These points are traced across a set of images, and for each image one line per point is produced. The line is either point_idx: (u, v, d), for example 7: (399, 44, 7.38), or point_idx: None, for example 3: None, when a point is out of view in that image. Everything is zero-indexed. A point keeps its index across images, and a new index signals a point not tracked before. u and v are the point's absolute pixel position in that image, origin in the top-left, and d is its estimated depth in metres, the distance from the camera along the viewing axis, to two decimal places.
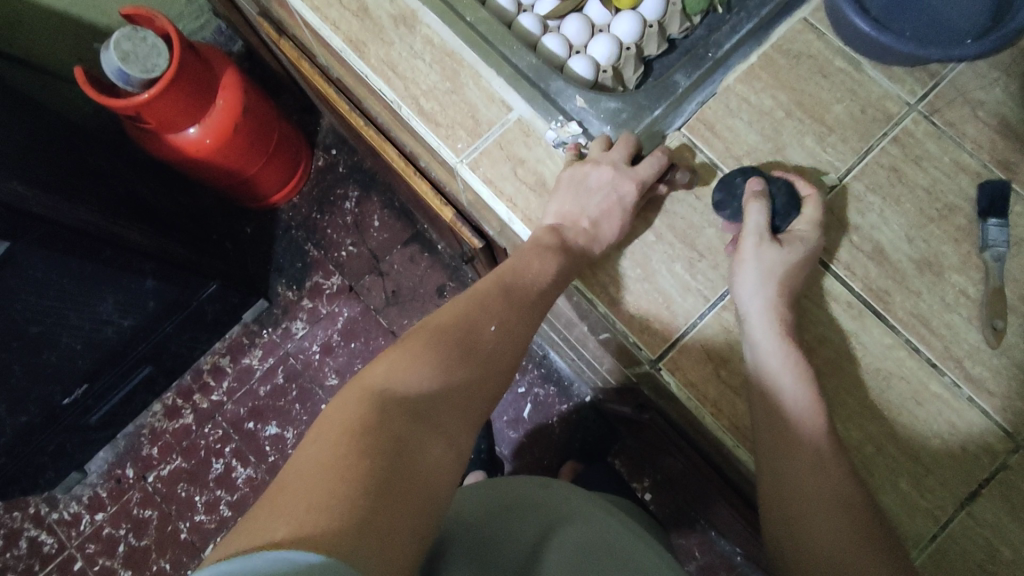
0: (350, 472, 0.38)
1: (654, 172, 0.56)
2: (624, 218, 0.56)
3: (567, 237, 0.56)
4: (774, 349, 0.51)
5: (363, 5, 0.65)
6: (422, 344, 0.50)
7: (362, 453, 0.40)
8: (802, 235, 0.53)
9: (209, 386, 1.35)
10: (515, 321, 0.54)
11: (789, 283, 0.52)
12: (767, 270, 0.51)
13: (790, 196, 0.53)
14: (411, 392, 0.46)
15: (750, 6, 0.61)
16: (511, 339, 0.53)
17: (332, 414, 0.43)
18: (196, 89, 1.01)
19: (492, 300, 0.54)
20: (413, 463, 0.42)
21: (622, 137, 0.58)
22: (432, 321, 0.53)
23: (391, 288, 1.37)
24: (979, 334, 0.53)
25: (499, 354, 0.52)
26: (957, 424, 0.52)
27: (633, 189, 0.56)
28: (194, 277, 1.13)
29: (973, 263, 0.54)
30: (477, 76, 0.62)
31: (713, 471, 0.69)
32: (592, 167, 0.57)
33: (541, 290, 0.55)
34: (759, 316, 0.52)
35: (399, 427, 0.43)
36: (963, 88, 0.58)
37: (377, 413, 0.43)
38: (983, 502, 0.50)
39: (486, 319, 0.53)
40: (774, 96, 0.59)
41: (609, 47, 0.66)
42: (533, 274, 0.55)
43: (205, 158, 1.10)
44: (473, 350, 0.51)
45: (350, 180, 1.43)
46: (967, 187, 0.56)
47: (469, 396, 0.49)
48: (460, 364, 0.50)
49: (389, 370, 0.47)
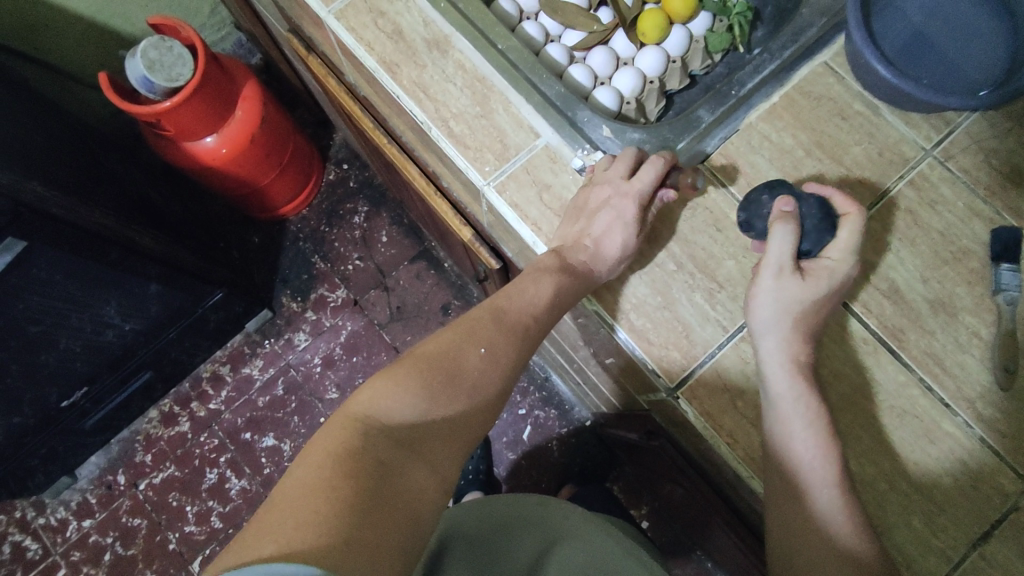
0: (336, 491, 0.40)
1: (651, 182, 0.56)
2: (627, 236, 0.57)
3: (569, 260, 0.57)
4: (785, 388, 0.51)
5: (398, 28, 0.67)
6: (406, 371, 0.50)
7: (346, 475, 0.41)
8: (831, 266, 0.53)
9: (207, 394, 1.34)
10: (504, 345, 0.54)
11: (807, 320, 0.53)
12: (785, 301, 0.52)
13: (819, 215, 0.52)
14: (400, 417, 0.47)
15: (773, 47, 0.62)
16: (502, 361, 0.53)
17: (318, 439, 0.45)
18: (217, 100, 1.03)
19: (484, 325, 0.54)
20: (397, 487, 0.43)
21: (623, 153, 0.59)
22: (420, 348, 0.53)
23: (396, 303, 1.38)
24: (991, 376, 0.54)
25: (488, 377, 0.52)
26: (968, 462, 0.52)
27: (632, 207, 0.56)
28: (199, 284, 1.13)
29: (986, 306, 0.55)
30: (507, 103, 0.64)
31: (720, 500, 0.70)
32: (593, 189, 0.58)
33: (539, 314, 0.56)
34: (772, 352, 0.53)
35: (384, 454, 0.44)
36: (978, 136, 0.60)
37: (361, 439, 0.44)
38: (995, 543, 0.51)
39: (475, 343, 0.53)
40: (794, 135, 0.61)
41: (633, 79, 0.68)
42: (529, 297, 0.56)
43: (219, 168, 1.11)
44: (461, 374, 0.51)
45: (360, 195, 1.44)
46: (981, 232, 0.57)
47: (457, 422, 0.50)
48: (445, 392, 0.50)
49: (374, 396, 0.47)
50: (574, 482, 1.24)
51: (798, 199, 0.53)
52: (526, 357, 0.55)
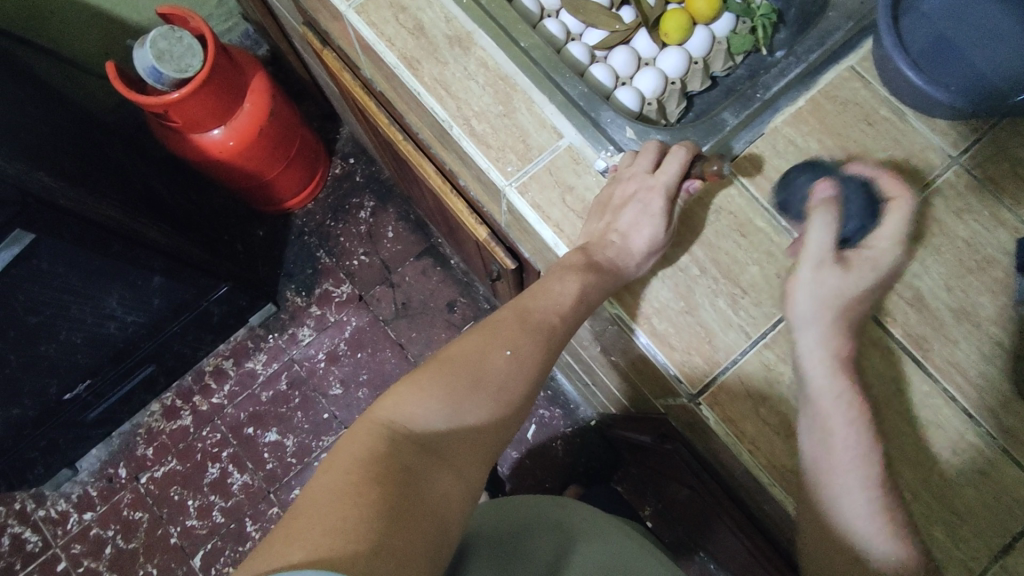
0: (362, 497, 0.40)
1: (676, 173, 0.56)
2: (656, 229, 0.56)
3: (595, 257, 0.56)
4: (827, 382, 0.50)
5: (419, 24, 0.66)
6: (431, 374, 0.49)
7: (372, 481, 0.41)
8: (873, 253, 0.52)
9: (210, 388, 1.33)
10: (530, 348, 0.53)
11: (847, 311, 0.52)
12: (825, 291, 0.51)
13: (863, 202, 0.51)
14: (425, 422, 0.47)
15: (799, 51, 0.62)
16: (526, 364, 0.53)
17: (344, 445, 0.44)
18: (225, 91, 1.01)
19: (508, 328, 0.54)
20: (421, 492, 0.43)
21: (646, 147, 0.59)
22: (444, 352, 0.52)
23: (401, 300, 1.37)
24: (1014, 386, 0.53)
25: (512, 380, 0.52)
26: (990, 473, 0.52)
27: (658, 198, 0.56)
28: (204, 278, 1.12)
29: (1010, 316, 0.55)
30: (529, 101, 0.63)
31: (733, 506, 0.70)
32: (617, 185, 0.58)
33: (563, 316, 0.55)
34: (811, 346, 0.52)
35: (409, 459, 0.44)
36: (1004, 144, 0.59)
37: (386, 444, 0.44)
38: (1017, 555, 0.51)
39: (500, 346, 0.52)
40: (819, 140, 0.60)
41: (656, 80, 0.67)
42: (554, 296, 0.55)
43: (226, 160, 1.10)
44: (485, 378, 0.51)
45: (367, 190, 1.43)
46: (1006, 241, 0.57)
47: (481, 427, 0.50)
48: (469, 396, 0.49)
49: (398, 403, 0.47)
50: (578, 482, 1.24)
51: (838, 182, 0.52)
52: (548, 360, 0.55)
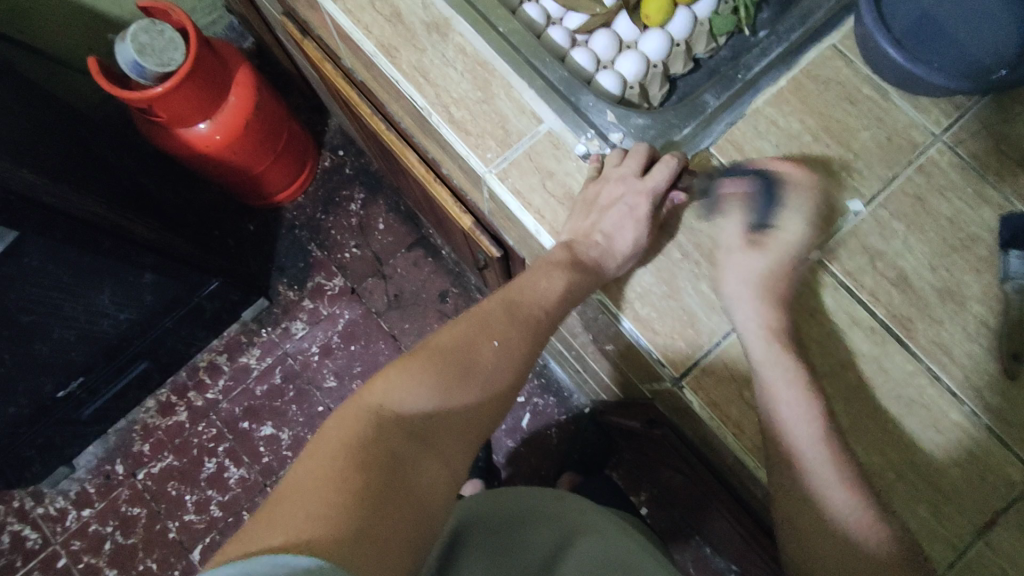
0: (346, 482, 0.39)
1: (665, 180, 0.56)
2: (639, 232, 0.56)
3: (579, 252, 0.56)
4: (761, 357, 0.52)
5: (396, 10, 0.65)
6: (421, 361, 0.49)
7: (357, 467, 0.41)
8: (782, 237, 0.55)
9: (205, 383, 1.33)
10: (517, 340, 0.53)
11: (772, 291, 0.54)
12: (744, 274, 0.54)
13: (770, 191, 0.55)
14: (414, 408, 0.46)
15: (779, 31, 0.62)
16: (515, 355, 0.53)
17: (330, 428, 0.44)
18: (210, 85, 1.00)
19: (497, 318, 0.54)
20: (408, 479, 0.42)
21: (636, 148, 0.58)
22: (434, 340, 0.52)
23: (393, 291, 1.37)
24: (998, 364, 0.53)
25: (500, 371, 0.52)
26: (974, 451, 0.52)
27: (645, 203, 0.56)
28: (195, 273, 1.12)
29: (994, 294, 0.55)
30: (509, 87, 0.62)
31: (722, 488, 0.70)
32: (604, 184, 0.57)
33: (548, 308, 0.55)
34: (748, 325, 0.53)
35: (395, 445, 0.44)
36: (987, 121, 0.59)
37: (372, 430, 0.44)
38: (1001, 530, 0.51)
39: (489, 336, 0.52)
40: (802, 120, 0.60)
41: (637, 64, 0.67)
42: (541, 291, 0.55)
43: (213, 155, 1.09)
44: (474, 368, 0.51)
45: (357, 181, 1.42)
46: (990, 218, 0.56)
47: (468, 416, 0.49)
48: (457, 386, 0.49)
49: (388, 387, 0.47)
50: (575, 470, 1.24)
51: (750, 176, 0.56)
52: (534, 352, 0.55)
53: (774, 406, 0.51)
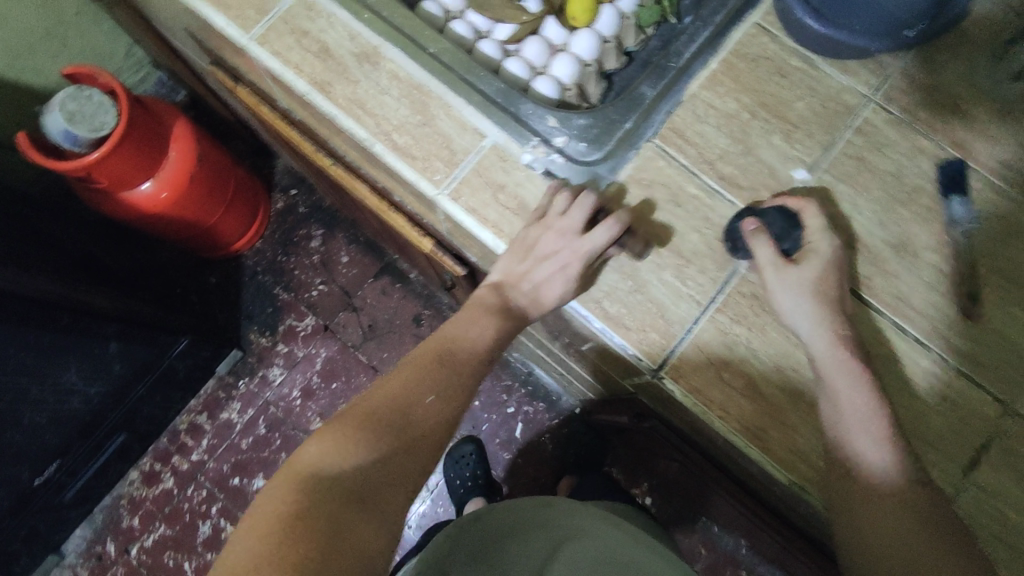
0: (280, 559, 0.38)
1: (600, 242, 0.55)
2: (568, 289, 0.56)
3: (511, 298, 0.58)
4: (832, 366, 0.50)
5: (323, 46, 0.64)
6: (356, 423, 0.48)
7: (293, 539, 0.39)
8: (813, 247, 0.53)
9: (188, 446, 1.29)
10: (454, 391, 0.53)
11: (826, 294, 0.52)
12: (796, 291, 0.52)
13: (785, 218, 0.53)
14: (353, 466, 0.46)
15: (704, 15, 0.63)
16: (450, 409, 0.53)
17: (263, 501, 0.42)
18: (149, 143, 0.98)
19: (433, 368, 0.53)
20: (348, 547, 0.41)
21: (581, 199, 0.57)
22: (369, 396, 0.51)
23: (367, 322, 1.35)
24: (959, 307, 0.55)
25: (437, 426, 0.51)
26: (951, 395, 0.53)
27: (578, 262, 0.55)
28: (161, 333, 1.09)
29: (945, 241, 0.56)
30: (447, 107, 0.62)
31: (717, 470, 0.71)
32: (542, 234, 0.56)
33: (484, 355, 0.56)
34: (812, 338, 0.51)
35: (331, 510, 0.42)
36: (912, 75, 0.60)
37: (308, 497, 0.42)
38: (986, 468, 0.52)
39: (425, 391, 0.52)
40: (738, 99, 0.61)
41: (571, 65, 0.67)
42: (474, 339, 0.56)
43: (162, 213, 1.07)
44: (411, 425, 0.50)
45: (313, 219, 1.40)
46: (929, 168, 0.58)
47: (408, 474, 0.48)
48: (394, 444, 0.48)
49: (325, 454, 0.45)
50: (571, 472, 1.22)
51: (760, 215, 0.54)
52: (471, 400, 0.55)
53: (847, 411, 0.49)
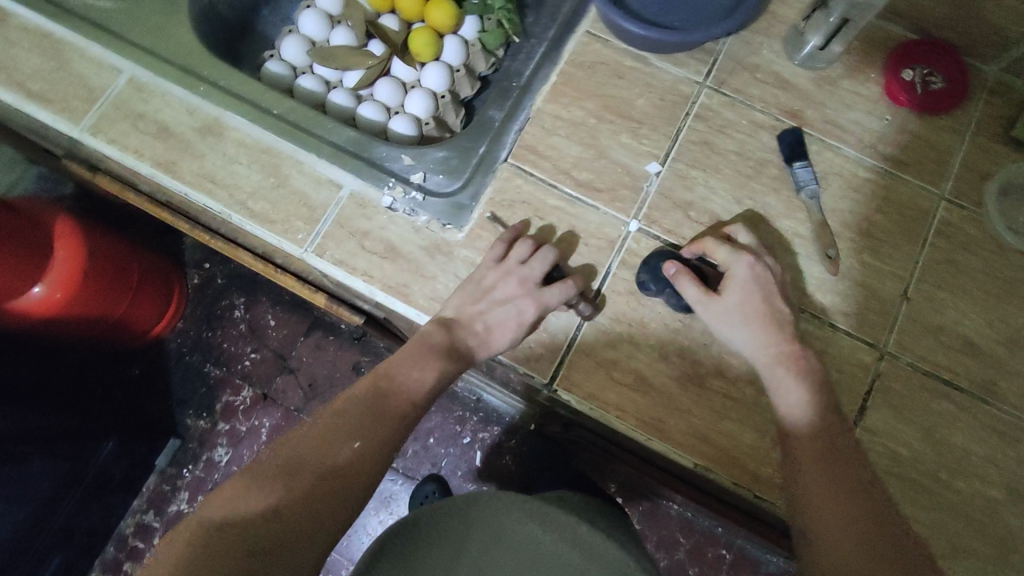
0: None
1: (558, 297, 0.54)
2: (515, 337, 0.55)
3: (456, 337, 0.55)
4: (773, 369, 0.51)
5: (162, 125, 0.63)
6: (268, 469, 0.46)
7: None
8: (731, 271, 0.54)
9: (139, 550, 1.16)
10: (382, 437, 0.50)
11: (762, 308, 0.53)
12: (726, 312, 0.53)
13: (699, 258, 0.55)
14: (251, 519, 0.44)
15: (538, 32, 0.69)
16: (375, 456, 0.49)
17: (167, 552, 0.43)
18: (25, 243, 0.85)
19: (359, 413, 0.50)
20: None
21: (546, 253, 0.56)
22: (290, 439, 0.49)
23: (307, 382, 1.22)
24: (821, 266, 0.58)
25: (359, 474, 0.48)
26: (829, 350, 0.56)
27: (532, 309, 0.55)
28: (84, 444, 0.98)
29: (795, 206, 0.59)
30: (299, 164, 0.62)
31: (652, 466, 0.71)
32: (498, 280, 0.55)
33: (417, 399, 0.52)
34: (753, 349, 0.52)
35: (221, 569, 0.41)
36: (738, 57, 0.63)
37: (203, 555, 0.42)
38: (872, 412, 0.55)
39: (348, 437, 0.49)
40: (583, 106, 0.63)
41: (424, 100, 0.68)
42: (413, 380, 0.53)
43: (58, 317, 0.92)
44: (325, 472, 0.47)
45: (233, 288, 1.25)
46: (769, 140, 0.61)
47: (319, 522, 0.45)
48: (306, 489, 0.46)
49: (230, 498, 0.45)
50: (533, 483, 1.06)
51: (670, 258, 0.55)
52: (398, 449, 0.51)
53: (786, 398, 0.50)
